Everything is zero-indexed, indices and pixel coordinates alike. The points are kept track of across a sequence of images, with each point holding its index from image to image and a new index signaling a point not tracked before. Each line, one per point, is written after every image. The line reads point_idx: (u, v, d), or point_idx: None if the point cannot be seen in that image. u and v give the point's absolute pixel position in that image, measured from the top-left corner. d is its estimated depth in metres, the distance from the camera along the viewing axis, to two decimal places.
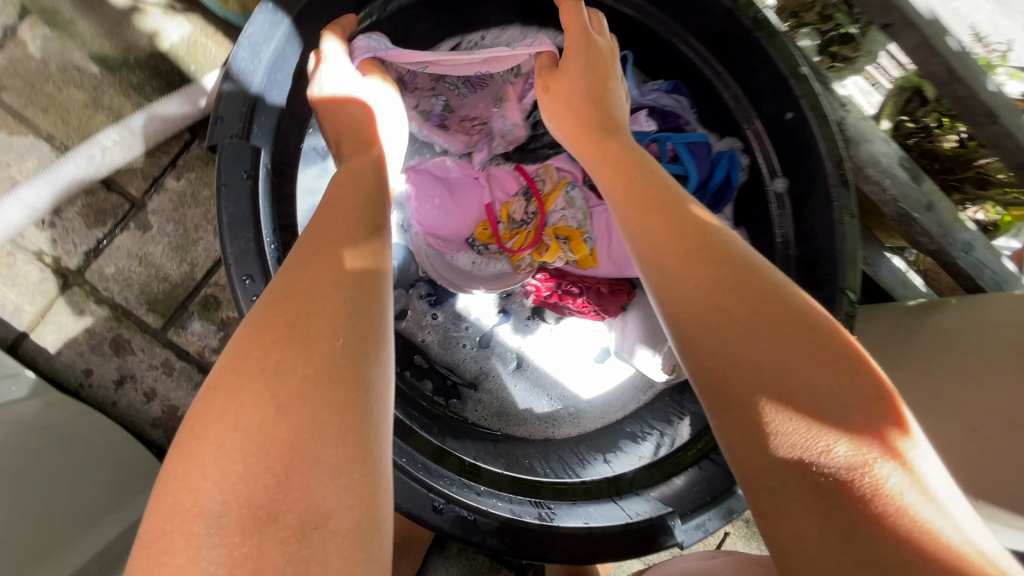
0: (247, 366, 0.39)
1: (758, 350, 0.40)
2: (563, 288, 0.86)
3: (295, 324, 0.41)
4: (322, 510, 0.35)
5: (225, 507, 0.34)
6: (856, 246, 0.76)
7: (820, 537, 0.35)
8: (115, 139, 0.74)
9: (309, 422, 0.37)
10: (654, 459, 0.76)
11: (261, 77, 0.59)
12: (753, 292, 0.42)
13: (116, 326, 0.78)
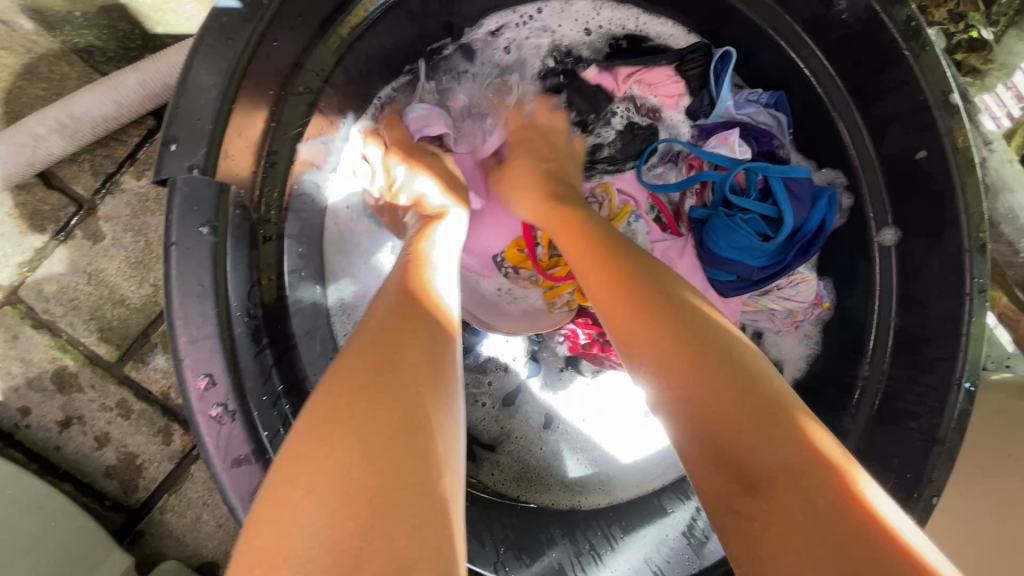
0: (334, 396, 0.32)
1: (702, 411, 0.36)
2: (607, 338, 0.71)
3: (384, 348, 0.35)
4: (405, 560, 0.26)
5: (311, 555, 0.26)
6: (987, 331, 0.59)
7: None
8: (51, 125, 0.57)
9: (395, 458, 0.29)
10: (703, 562, 0.61)
11: (238, 63, 0.42)
12: (707, 343, 0.38)
13: (59, 357, 0.63)
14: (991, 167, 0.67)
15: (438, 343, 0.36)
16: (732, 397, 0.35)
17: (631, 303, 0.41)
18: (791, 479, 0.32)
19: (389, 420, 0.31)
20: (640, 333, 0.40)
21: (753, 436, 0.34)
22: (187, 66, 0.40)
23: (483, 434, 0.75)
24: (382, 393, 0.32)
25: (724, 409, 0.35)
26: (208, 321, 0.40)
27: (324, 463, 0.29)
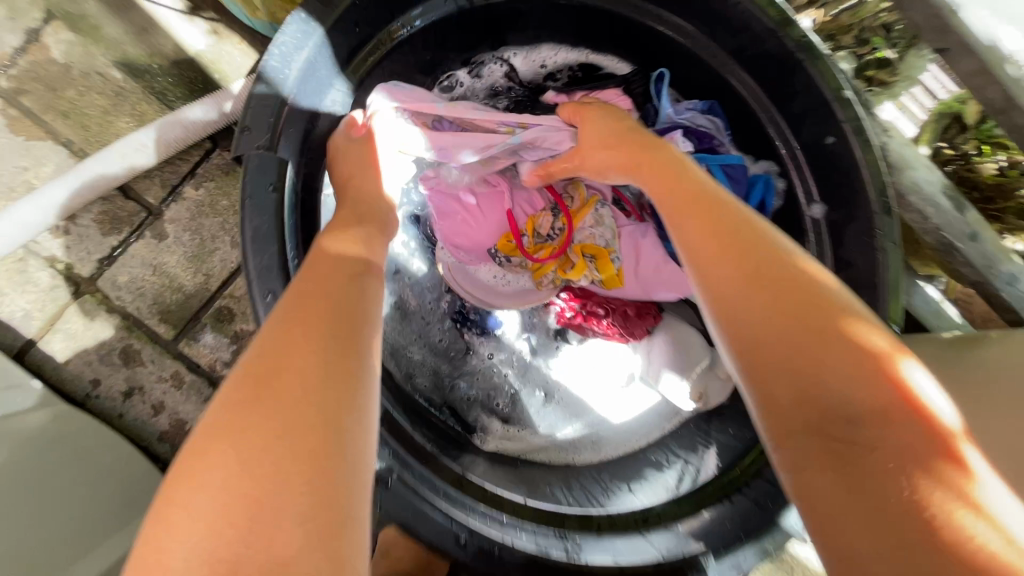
0: (217, 420, 0.38)
1: (793, 365, 0.42)
2: (589, 309, 0.83)
3: (272, 368, 0.40)
4: (281, 557, 0.33)
5: (186, 565, 0.32)
6: (901, 278, 0.71)
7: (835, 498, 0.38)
8: (133, 146, 0.73)
9: (272, 472, 0.36)
10: (682, 492, 0.72)
11: (293, 79, 0.56)
12: (797, 311, 0.44)
13: (127, 336, 0.76)
14: (893, 148, 0.80)
15: (329, 356, 0.42)
16: (830, 360, 0.41)
17: (733, 276, 0.48)
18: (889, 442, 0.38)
19: (272, 441, 0.37)
20: (739, 301, 0.46)
21: (839, 385, 0.40)
22: (254, 84, 0.54)
23: (490, 402, 0.85)
24: (264, 415, 0.38)
25: (813, 364, 0.42)
26: (271, 269, 0.52)
27: (201, 481, 0.35)
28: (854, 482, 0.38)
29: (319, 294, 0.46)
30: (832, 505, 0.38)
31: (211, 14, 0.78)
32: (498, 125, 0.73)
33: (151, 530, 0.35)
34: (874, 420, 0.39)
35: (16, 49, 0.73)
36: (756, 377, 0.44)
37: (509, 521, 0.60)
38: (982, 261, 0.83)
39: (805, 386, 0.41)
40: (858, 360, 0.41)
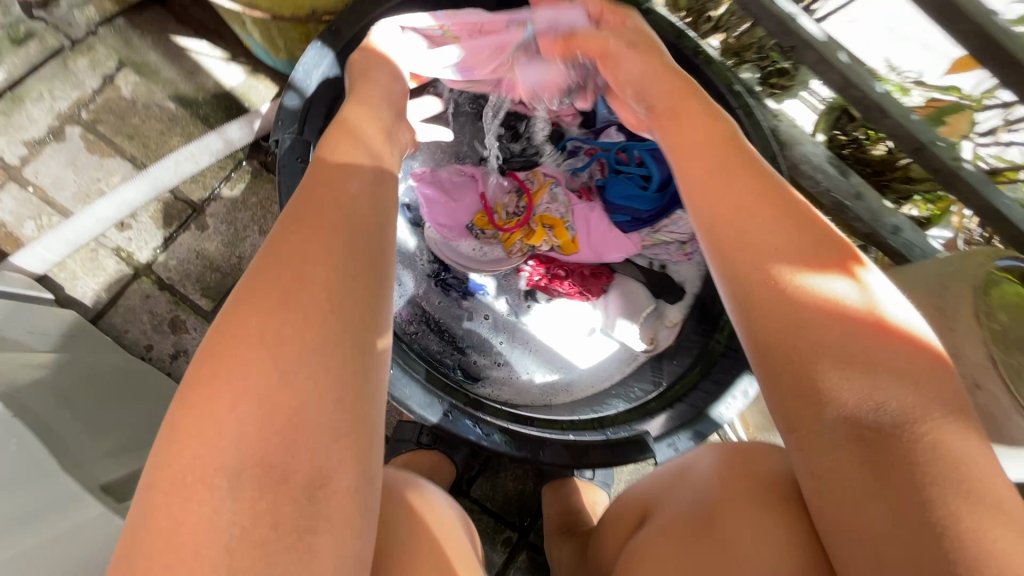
0: (248, 323, 0.41)
1: (833, 357, 0.44)
2: (552, 272, 1.02)
3: (295, 285, 0.43)
4: (322, 465, 0.39)
5: (237, 464, 0.37)
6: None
7: (855, 475, 0.42)
8: (185, 156, 0.92)
9: (305, 383, 0.40)
10: (639, 403, 0.90)
11: (314, 88, 0.77)
12: (842, 300, 0.45)
13: (175, 308, 0.93)
14: (783, 129, 1.02)
15: (348, 277, 0.45)
16: (869, 350, 0.43)
17: (768, 260, 0.48)
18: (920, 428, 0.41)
19: (306, 357, 0.41)
20: (779, 289, 0.46)
21: (883, 385, 0.42)
22: (285, 91, 0.75)
23: (474, 353, 1.00)
24: (295, 331, 0.41)
25: (858, 357, 0.43)
26: None
27: (241, 388, 0.39)
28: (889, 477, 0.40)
29: (328, 214, 0.48)
30: (857, 491, 0.41)
31: (243, 59, 1.02)
32: (508, 25, 0.84)
33: (189, 421, 0.38)
34: (911, 415, 0.41)
35: (94, 89, 0.96)
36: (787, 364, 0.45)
37: (486, 412, 0.75)
38: (870, 216, 1.02)
39: (843, 379, 0.43)
40: (892, 349, 0.43)
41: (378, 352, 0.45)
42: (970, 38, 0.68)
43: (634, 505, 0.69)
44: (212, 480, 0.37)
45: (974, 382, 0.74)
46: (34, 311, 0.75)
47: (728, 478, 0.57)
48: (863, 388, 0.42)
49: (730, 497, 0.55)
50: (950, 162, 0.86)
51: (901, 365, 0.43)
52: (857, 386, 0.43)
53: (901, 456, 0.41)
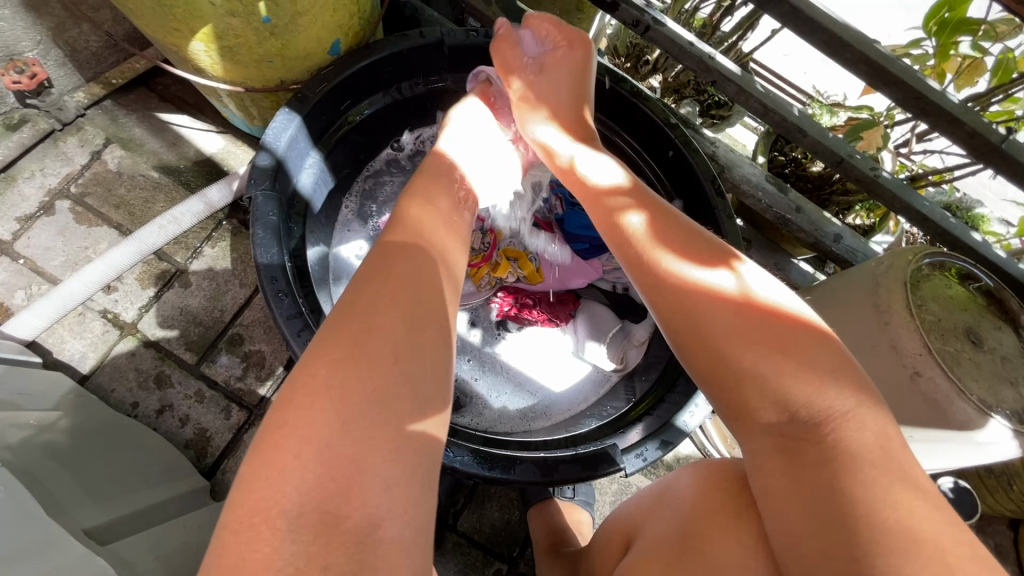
0: (316, 376, 0.44)
1: (741, 374, 0.52)
2: (520, 302, 1.07)
3: (364, 342, 0.47)
4: (374, 515, 0.40)
5: (297, 511, 0.39)
6: (739, 237, 0.94)
7: (784, 490, 0.48)
8: (163, 223, 0.98)
9: (364, 435, 0.43)
10: (610, 419, 0.94)
11: (284, 148, 0.84)
12: (747, 328, 0.53)
13: (160, 363, 0.97)
14: (720, 155, 1.11)
15: (415, 330, 0.49)
16: (784, 377, 0.50)
17: (669, 293, 0.58)
18: (837, 441, 0.47)
19: (367, 408, 0.44)
20: (682, 316, 0.57)
21: (801, 409, 0.49)
22: (258, 151, 0.82)
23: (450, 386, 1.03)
24: (362, 383, 0.44)
25: (771, 386, 0.50)
26: (274, 268, 0.77)
27: (305, 436, 0.42)
28: (815, 491, 0.46)
29: (400, 271, 0.53)
30: (785, 503, 0.47)
31: (223, 129, 1.11)
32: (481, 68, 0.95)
33: (261, 467, 0.41)
34: (809, 415, 0.48)
35: (83, 165, 1.03)
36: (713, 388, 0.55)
37: (459, 438, 0.78)
38: (811, 227, 1.10)
39: (753, 393, 0.51)
40: (809, 373, 0.50)
41: (437, 404, 0.48)
42: (858, 64, 0.78)
43: (617, 537, 0.69)
44: (272, 525, 0.38)
45: (914, 369, 0.78)
46: (27, 375, 0.80)
47: (701, 497, 0.56)
48: (779, 409, 0.50)
49: (707, 518, 0.54)
50: (868, 172, 0.97)
51: (819, 386, 0.49)
52: (778, 410, 0.50)
53: (822, 471, 0.46)
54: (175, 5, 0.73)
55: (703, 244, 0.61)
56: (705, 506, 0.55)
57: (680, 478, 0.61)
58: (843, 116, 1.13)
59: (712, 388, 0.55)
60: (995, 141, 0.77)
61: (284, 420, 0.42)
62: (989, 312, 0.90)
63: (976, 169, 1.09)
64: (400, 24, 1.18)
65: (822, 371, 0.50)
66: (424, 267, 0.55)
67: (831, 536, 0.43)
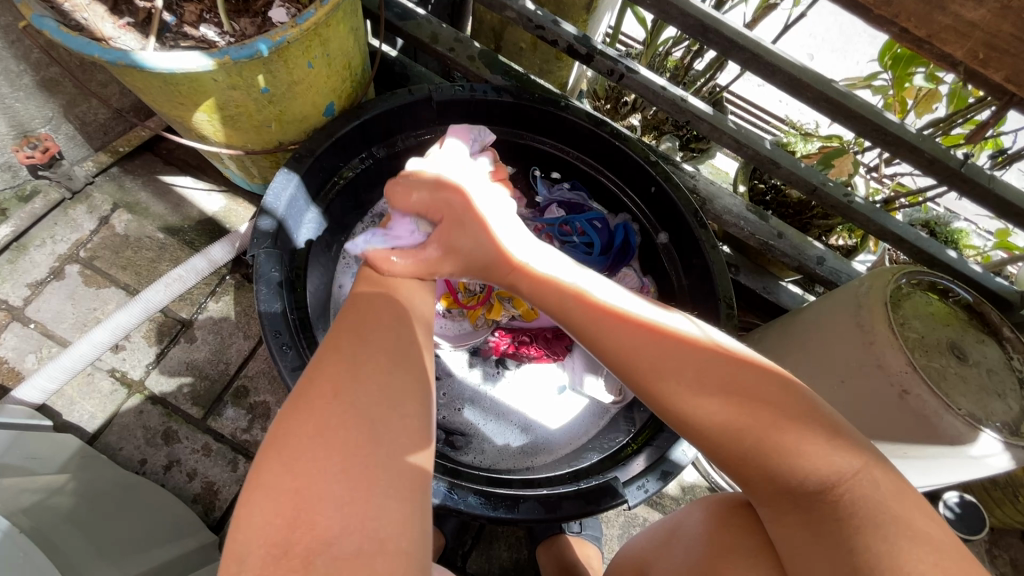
0: (272, 427, 0.47)
1: (733, 447, 0.51)
2: (518, 340, 1.10)
3: (305, 392, 0.49)
4: (330, 538, 0.42)
5: (252, 550, 0.41)
6: (723, 266, 0.98)
7: (804, 541, 0.48)
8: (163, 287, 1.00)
9: (309, 469, 0.44)
10: (612, 451, 0.95)
11: (282, 208, 0.88)
12: (716, 390, 0.52)
13: (167, 420, 0.99)
14: (701, 187, 1.16)
15: (360, 367, 0.51)
16: (772, 437, 0.49)
17: (650, 385, 0.54)
18: (844, 483, 0.47)
19: (310, 445, 0.45)
20: (658, 397, 0.54)
21: (801, 464, 0.48)
22: (260, 215, 0.86)
23: (454, 429, 1.05)
24: (303, 424, 0.46)
25: (767, 451, 0.49)
26: (277, 321, 0.80)
27: (257, 482, 0.44)
28: (819, 526, 0.47)
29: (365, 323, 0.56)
30: (804, 554, 0.48)
31: (224, 188, 1.16)
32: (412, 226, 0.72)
33: (232, 523, 0.43)
34: (807, 463, 0.48)
35: (91, 230, 1.08)
36: (713, 453, 0.52)
37: (464, 478, 0.79)
38: (794, 251, 1.14)
39: (750, 458, 0.50)
40: (797, 426, 0.49)
41: (389, 421, 0.48)
42: (819, 102, 0.83)
43: (630, 568, 0.70)
44: (233, 567, 0.41)
45: (902, 388, 0.80)
46: (37, 440, 0.82)
47: (716, 535, 0.56)
48: (784, 469, 0.49)
49: (720, 555, 0.54)
50: (842, 198, 1.02)
51: (807, 434, 0.49)
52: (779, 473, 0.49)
53: (843, 519, 0.46)
54: (180, 83, 0.78)
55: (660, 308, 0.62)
56: (718, 541, 0.56)
57: (687, 516, 0.63)
58: (815, 144, 1.18)
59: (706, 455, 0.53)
60: (954, 166, 0.82)
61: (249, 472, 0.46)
62: (971, 327, 0.93)
63: (946, 188, 1.14)
64: (390, 81, 1.25)
65: (805, 424, 0.49)
66: (377, 311, 0.59)
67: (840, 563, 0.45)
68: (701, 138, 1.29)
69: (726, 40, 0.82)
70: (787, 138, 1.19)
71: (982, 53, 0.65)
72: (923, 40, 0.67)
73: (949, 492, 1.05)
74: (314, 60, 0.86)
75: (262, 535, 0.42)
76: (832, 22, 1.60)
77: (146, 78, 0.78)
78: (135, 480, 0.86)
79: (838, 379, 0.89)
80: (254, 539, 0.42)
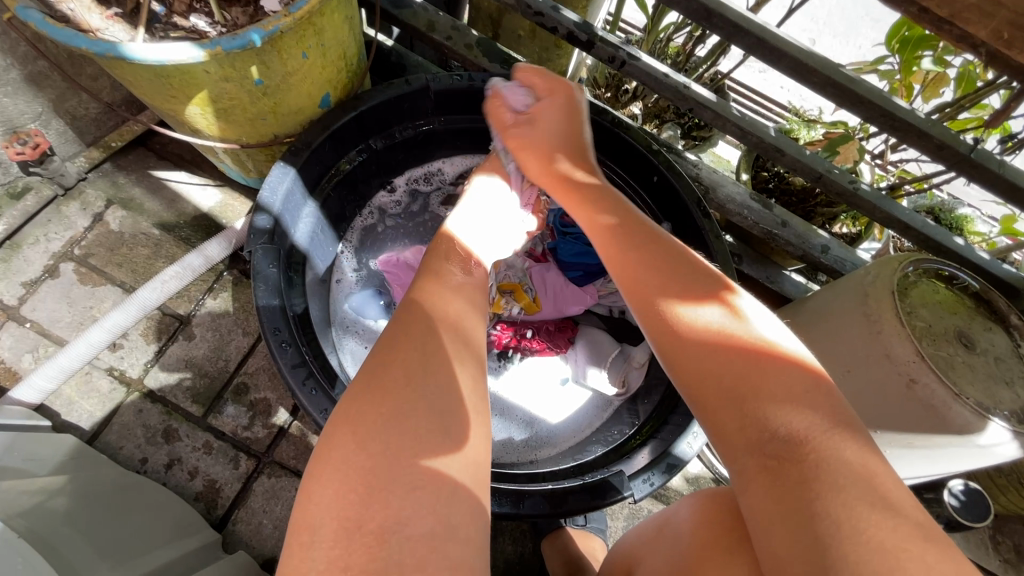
0: (342, 407, 0.48)
1: (714, 386, 0.54)
2: (520, 333, 1.09)
3: (376, 375, 0.49)
4: (401, 518, 0.42)
5: (326, 525, 0.41)
6: (727, 256, 0.96)
7: (767, 499, 0.47)
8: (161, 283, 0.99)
9: (382, 448, 0.44)
10: (617, 444, 0.94)
11: (279, 203, 0.87)
12: (713, 330, 0.56)
13: (168, 418, 0.98)
14: (704, 176, 1.14)
15: (428, 354, 0.51)
16: (756, 385, 0.52)
17: (659, 315, 0.60)
18: (817, 447, 0.47)
19: (382, 426, 0.46)
20: (659, 328, 0.59)
21: (777, 418, 0.50)
22: (256, 211, 0.85)
23: None
24: (375, 408, 0.47)
25: (745, 395, 0.52)
26: (277, 317, 0.79)
27: (330, 459, 0.45)
28: (786, 486, 0.47)
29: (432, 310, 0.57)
30: (766, 512, 0.47)
31: (219, 183, 1.14)
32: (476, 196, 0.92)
33: (301, 498, 0.43)
34: (787, 419, 0.49)
35: (85, 227, 1.06)
36: (693, 393, 0.55)
37: None
38: (798, 240, 1.13)
39: (729, 401, 0.52)
40: (784, 385, 0.51)
41: (458, 412, 0.49)
42: (826, 87, 0.81)
43: (619, 565, 0.69)
44: (305, 542, 0.41)
45: (910, 377, 0.79)
46: (36, 440, 0.81)
47: (702, 532, 0.56)
48: (758, 417, 0.50)
49: (705, 551, 0.54)
50: (848, 185, 1.01)
51: (793, 394, 0.51)
52: (756, 422, 0.50)
53: (811, 482, 0.46)
54: (171, 75, 0.76)
55: (692, 273, 0.62)
56: (702, 537, 0.55)
57: (677, 510, 0.63)
58: (820, 130, 1.16)
59: (688, 396, 0.56)
60: (964, 151, 0.80)
61: (320, 450, 0.46)
62: (978, 314, 0.92)
63: (953, 174, 1.12)
64: (386, 71, 1.23)
65: (790, 388, 0.51)
66: (433, 297, 0.59)
67: (811, 527, 0.44)
68: (704, 126, 1.27)
69: (730, 24, 0.80)
70: (790, 125, 1.17)
71: (1006, 33, 0.63)
72: (943, 21, 0.65)
73: (954, 480, 1.05)
74: (309, 50, 0.84)
75: (336, 512, 0.42)
76: (834, 5, 1.57)
77: (136, 70, 0.76)
78: (135, 480, 0.85)
79: (844, 368, 0.88)
80: (325, 517, 0.42)
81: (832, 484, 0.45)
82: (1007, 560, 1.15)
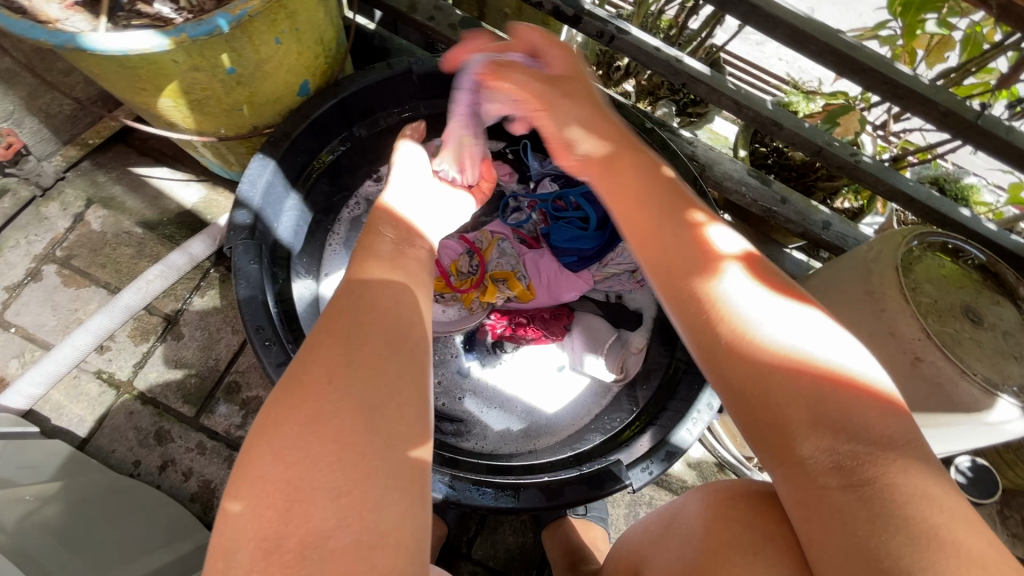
0: (261, 418, 0.43)
1: (778, 386, 0.46)
2: (514, 322, 1.07)
3: (298, 378, 0.45)
4: (324, 531, 0.38)
5: (241, 546, 0.38)
6: None
7: (839, 508, 0.42)
8: (144, 284, 0.96)
9: (302, 456, 0.40)
10: (614, 432, 0.93)
11: (258, 197, 0.84)
12: (774, 323, 0.49)
13: (159, 420, 0.96)
14: (700, 154, 1.11)
15: (355, 349, 0.47)
16: (830, 382, 0.45)
17: (706, 308, 0.51)
18: (897, 448, 0.43)
19: (300, 433, 0.41)
20: (710, 324, 0.51)
21: (855, 420, 0.44)
22: (235, 208, 0.82)
23: (453, 415, 1.02)
24: (294, 413, 0.42)
25: (818, 395, 0.45)
26: (259, 316, 0.76)
27: (245, 475, 0.40)
28: (854, 489, 0.41)
29: (358, 304, 0.52)
30: (832, 517, 0.42)
31: (201, 178, 1.12)
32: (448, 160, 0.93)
33: (219, 520, 0.40)
34: (862, 418, 0.44)
35: (66, 228, 1.04)
36: (750, 393, 0.47)
37: (463, 469, 0.77)
38: (798, 217, 1.09)
39: (796, 399, 0.45)
40: (856, 381, 0.46)
41: (389, 408, 0.44)
42: (825, 55, 0.77)
43: (628, 565, 0.67)
44: (220, 565, 0.38)
45: (915, 355, 0.77)
46: (25, 447, 0.80)
47: (715, 534, 0.53)
48: (832, 419, 0.44)
49: (718, 553, 0.51)
50: (849, 158, 0.97)
51: (867, 393, 0.45)
52: (830, 424, 0.44)
53: (886, 485, 0.41)
54: (138, 66, 0.73)
55: (735, 259, 0.54)
56: (715, 539, 0.52)
57: (686, 503, 0.60)
58: (820, 102, 1.12)
59: (739, 398, 0.48)
60: (970, 118, 0.77)
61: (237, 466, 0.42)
62: (986, 287, 0.89)
63: (959, 143, 1.08)
64: (369, 56, 1.19)
65: (863, 385, 0.46)
66: (374, 286, 0.55)
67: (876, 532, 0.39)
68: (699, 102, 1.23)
69: None
70: (789, 97, 1.13)
71: None
72: None
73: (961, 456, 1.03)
74: (282, 35, 0.80)
75: (252, 532, 0.38)
76: None
77: (101, 62, 0.73)
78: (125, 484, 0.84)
79: None
80: (243, 544, 0.38)
81: (904, 482, 0.41)
82: (1015, 534, 1.14)
